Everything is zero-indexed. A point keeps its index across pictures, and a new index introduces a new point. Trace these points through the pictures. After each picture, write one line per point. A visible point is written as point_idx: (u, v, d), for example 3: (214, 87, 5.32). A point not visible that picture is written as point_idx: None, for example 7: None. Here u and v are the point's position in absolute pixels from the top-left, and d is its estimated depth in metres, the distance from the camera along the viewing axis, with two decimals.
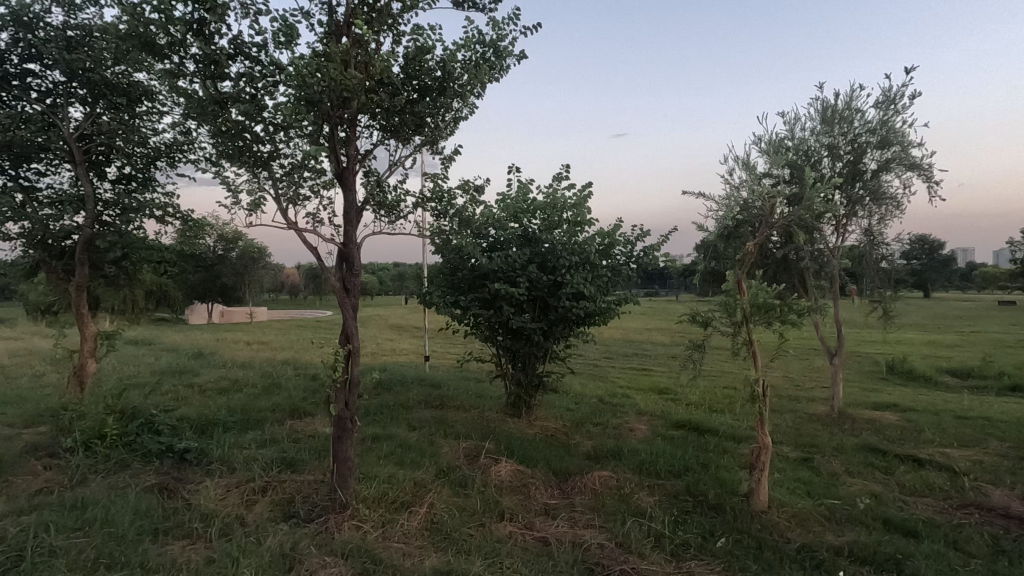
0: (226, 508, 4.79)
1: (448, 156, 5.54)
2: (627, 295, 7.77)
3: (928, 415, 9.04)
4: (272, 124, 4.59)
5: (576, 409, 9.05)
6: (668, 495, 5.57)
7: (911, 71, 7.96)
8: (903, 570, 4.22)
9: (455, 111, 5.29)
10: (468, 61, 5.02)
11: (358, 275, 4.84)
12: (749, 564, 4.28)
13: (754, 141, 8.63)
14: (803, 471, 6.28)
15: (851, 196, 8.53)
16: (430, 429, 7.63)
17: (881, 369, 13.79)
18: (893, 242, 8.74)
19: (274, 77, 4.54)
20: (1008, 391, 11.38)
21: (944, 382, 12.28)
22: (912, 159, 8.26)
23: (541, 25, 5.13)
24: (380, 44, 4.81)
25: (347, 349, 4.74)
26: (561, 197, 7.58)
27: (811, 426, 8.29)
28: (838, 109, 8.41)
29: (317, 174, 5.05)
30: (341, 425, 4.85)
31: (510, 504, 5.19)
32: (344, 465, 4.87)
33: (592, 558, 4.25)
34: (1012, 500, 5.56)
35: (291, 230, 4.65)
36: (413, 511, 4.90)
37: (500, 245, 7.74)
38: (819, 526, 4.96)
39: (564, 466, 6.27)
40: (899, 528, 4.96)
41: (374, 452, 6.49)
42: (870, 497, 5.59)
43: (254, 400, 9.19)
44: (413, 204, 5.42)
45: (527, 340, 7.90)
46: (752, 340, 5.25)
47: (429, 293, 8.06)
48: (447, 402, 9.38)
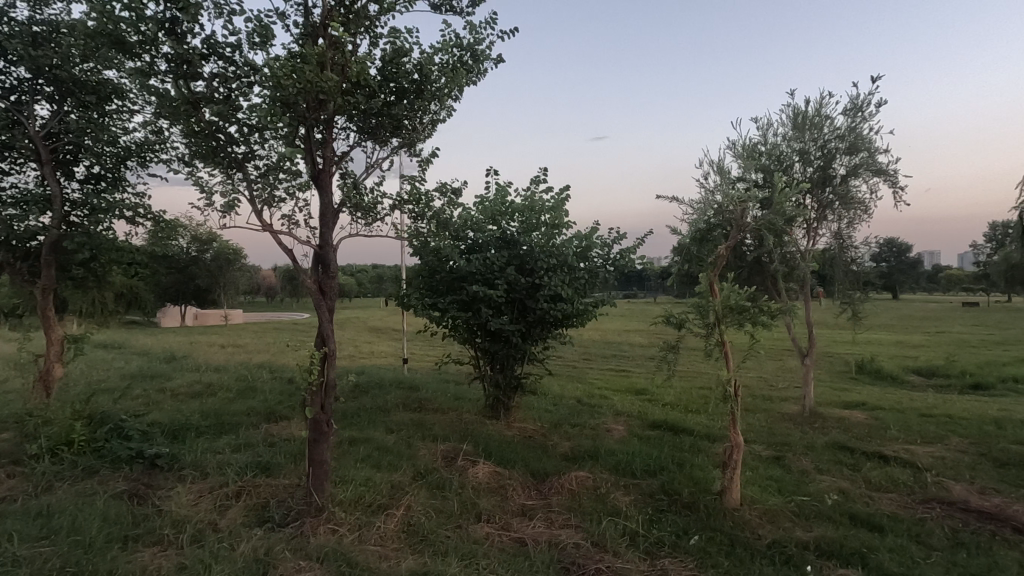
0: (199, 514, 4.73)
1: (425, 159, 5.57)
2: (604, 297, 7.86)
3: (893, 413, 9.35)
4: (247, 124, 4.55)
5: (555, 411, 9.11)
6: (644, 495, 5.65)
7: (878, 79, 8.24)
8: (869, 563, 4.36)
9: (433, 113, 5.33)
10: (446, 63, 5.04)
11: (334, 276, 4.83)
12: (721, 560, 4.38)
13: (728, 146, 8.85)
14: (774, 469, 6.43)
15: (821, 200, 8.78)
16: (408, 432, 7.61)
17: (851, 369, 14.14)
18: (862, 245, 9.01)
19: (248, 77, 4.51)
20: (969, 390, 11.81)
21: (910, 381, 12.67)
22: (879, 164, 8.53)
23: (518, 29, 5.18)
24: (357, 46, 4.80)
25: (323, 351, 4.72)
26: (539, 200, 7.62)
27: (783, 425, 8.49)
28: (809, 115, 8.64)
29: (293, 176, 5.02)
30: (318, 428, 4.81)
31: (487, 505, 5.22)
32: (320, 468, 4.84)
33: (568, 558, 4.30)
34: (971, 494, 5.78)
35: (266, 231, 4.62)
36: (390, 514, 4.90)
37: (478, 247, 7.76)
38: (789, 522, 5.09)
39: (542, 467, 6.31)
40: (866, 523, 5.12)
41: (351, 455, 6.46)
42: (838, 493, 5.75)
43: (228, 404, 9.05)
44: (390, 206, 5.44)
45: (506, 342, 7.93)
46: (724, 341, 5.37)
47: (408, 295, 8.04)
48: (426, 404, 9.37)
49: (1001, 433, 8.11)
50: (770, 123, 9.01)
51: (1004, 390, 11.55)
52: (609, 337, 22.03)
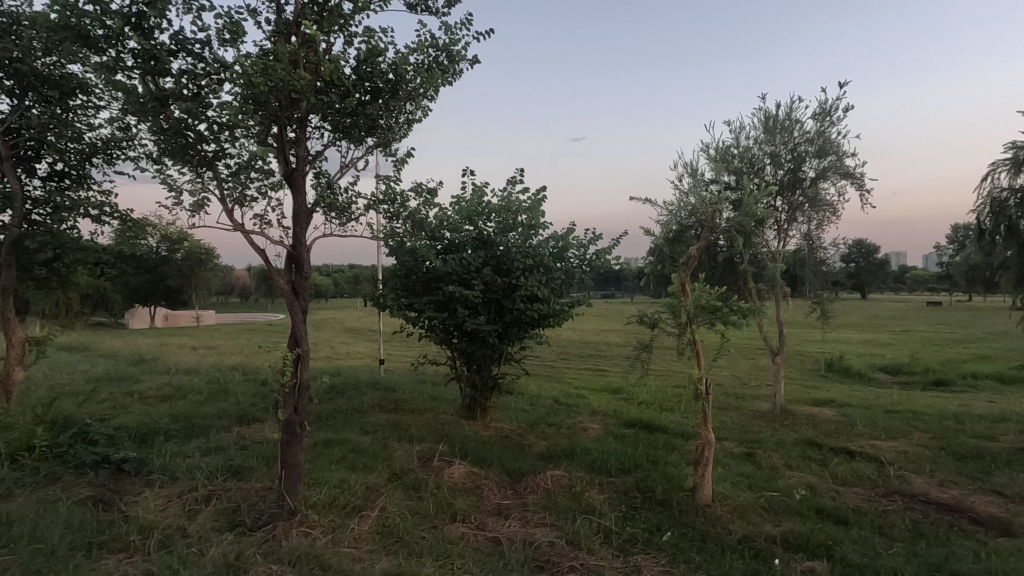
0: (167, 519, 4.64)
1: (401, 159, 5.57)
2: (581, 298, 7.91)
3: (860, 410, 9.65)
4: (217, 122, 4.48)
5: (532, 411, 9.16)
6: (618, 493, 5.72)
7: (845, 85, 8.49)
8: (833, 555, 4.49)
9: (408, 113, 5.33)
10: (421, 64, 5.01)
11: (308, 277, 4.78)
12: (692, 556, 4.47)
13: (702, 149, 9.01)
14: (746, 466, 6.57)
15: (792, 202, 8.99)
16: (384, 433, 7.57)
17: (820, 366, 14.53)
18: (830, 246, 9.26)
19: (218, 75, 4.43)
20: (932, 386, 12.24)
21: (876, 378, 13.08)
22: (846, 167, 8.78)
23: (495, 30, 5.17)
24: (331, 44, 4.77)
25: (296, 352, 4.66)
26: (516, 201, 7.62)
27: (754, 422, 8.68)
28: (779, 119, 8.83)
29: (265, 175, 4.95)
30: (290, 430, 4.75)
31: (463, 505, 5.23)
32: (292, 471, 4.78)
33: (542, 557, 4.34)
34: (931, 487, 5.99)
35: (238, 231, 4.55)
36: (364, 516, 4.87)
37: (454, 248, 7.75)
38: (758, 517, 5.21)
39: (518, 467, 6.35)
40: (832, 517, 5.27)
41: (325, 457, 6.39)
42: (806, 488, 5.91)
43: (200, 407, 8.87)
44: (365, 206, 5.41)
45: (482, 342, 7.94)
46: (696, 341, 5.46)
47: (384, 295, 7.99)
48: (402, 405, 9.32)
49: (960, 427, 8.43)
50: (743, 126, 9.19)
51: (964, 386, 12.00)
52: (587, 337, 22.25)
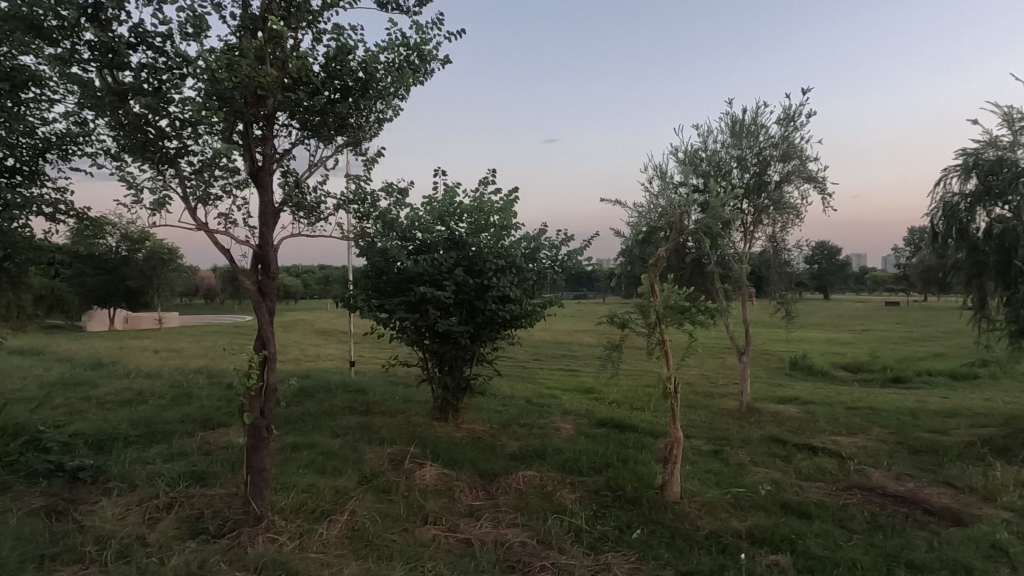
0: (125, 528, 4.48)
1: (371, 158, 5.52)
2: (553, 298, 7.93)
3: (822, 407, 9.95)
4: (179, 118, 4.36)
5: (504, 412, 9.17)
6: (589, 492, 5.76)
7: (808, 92, 8.75)
8: (796, 548, 4.62)
9: (379, 112, 5.29)
10: (391, 62, 4.96)
11: (275, 277, 4.69)
12: (661, 552, 4.54)
13: (671, 152, 9.17)
14: (713, 463, 6.70)
15: (757, 205, 9.22)
16: (355, 435, 7.47)
17: (785, 365, 14.94)
18: (794, 248, 9.53)
19: (180, 69, 4.31)
20: (890, 383, 12.71)
21: (838, 375, 13.52)
22: (809, 172, 9.05)
23: (466, 30, 5.15)
24: (298, 41, 4.69)
25: (262, 355, 4.55)
26: (488, 202, 7.61)
27: (722, 420, 8.87)
28: (746, 124, 9.05)
29: (230, 173, 4.84)
30: (257, 434, 4.65)
31: (435, 507, 5.20)
32: (258, 476, 4.68)
33: (514, 557, 4.35)
34: (889, 481, 6.22)
35: (201, 230, 4.45)
36: (333, 520, 4.80)
37: (426, 248, 7.71)
38: (725, 513, 5.32)
39: (490, 467, 6.35)
40: (795, 511, 5.42)
41: (293, 461, 6.27)
42: (771, 483, 6.06)
43: (162, 412, 8.60)
44: (334, 205, 5.34)
45: (454, 343, 7.91)
46: (664, 340, 5.55)
47: (354, 296, 7.89)
48: (373, 407, 9.22)
49: (915, 422, 8.78)
50: (710, 130, 9.38)
51: (920, 382, 12.51)
52: (559, 338, 22.37)
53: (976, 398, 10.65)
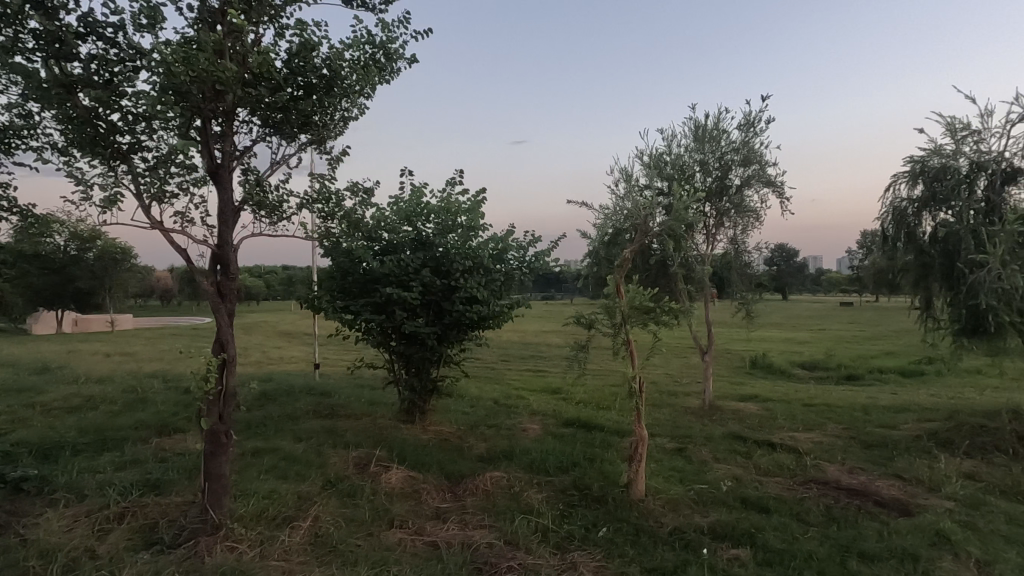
0: (73, 541, 4.28)
1: (336, 157, 5.44)
2: (521, 299, 7.93)
3: (781, 404, 10.27)
4: (132, 112, 4.20)
5: (472, 413, 9.13)
6: (556, 491, 5.80)
7: (767, 99, 9.02)
8: (756, 541, 4.75)
9: (344, 110, 5.21)
10: (357, 60, 4.89)
11: (234, 278, 4.55)
12: (627, 549, 4.60)
13: (636, 155, 9.31)
14: (677, 460, 6.84)
15: (719, 208, 9.46)
16: (318, 439, 7.32)
17: (746, 364, 15.35)
18: (754, 251, 9.80)
19: (134, 62, 4.15)
20: (844, 380, 13.21)
21: (796, 374, 13.96)
22: (768, 176, 9.33)
23: (433, 30, 5.12)
24: (259, 35, 4.57)
25: (221, 357, 4.41)
26: (455, 202, 7.57)
27: (685, 418, 9.05)
28: (708, 129, 9.26)
29: (187, 170, 4.69)
30: (215, 440, 4.51)
31: (401, 511, 5.14)
32: (217, 483, 4.54)
33: (480, 558, 4.34)
34: (843, 474, 6.47)
35: (156, 229, 4.29)
36: (296, 526, 4.69)
37: (392, 249, 7.62)
38: (688, 509, 5.43)
39: (456, 469, 6.31)
40: (755, 506, 5.57)
41: (254, 467, 6.10)
42: (732, 480, 6.22)
43: (113, 418, 8.24)
44: (297, 205, 5.23)
45: (421, 345, 7.84)
46: (629, 340, 5.62)
47: (318, 297, 7.74)
48: (338, 410, 9.05)
49: (868, 418, 9.15)
50: (674, 134, 9.56)
51: (871, 379, 13.04)
52: (527, 338, 22.43)
53: (923, 394, 11.16)
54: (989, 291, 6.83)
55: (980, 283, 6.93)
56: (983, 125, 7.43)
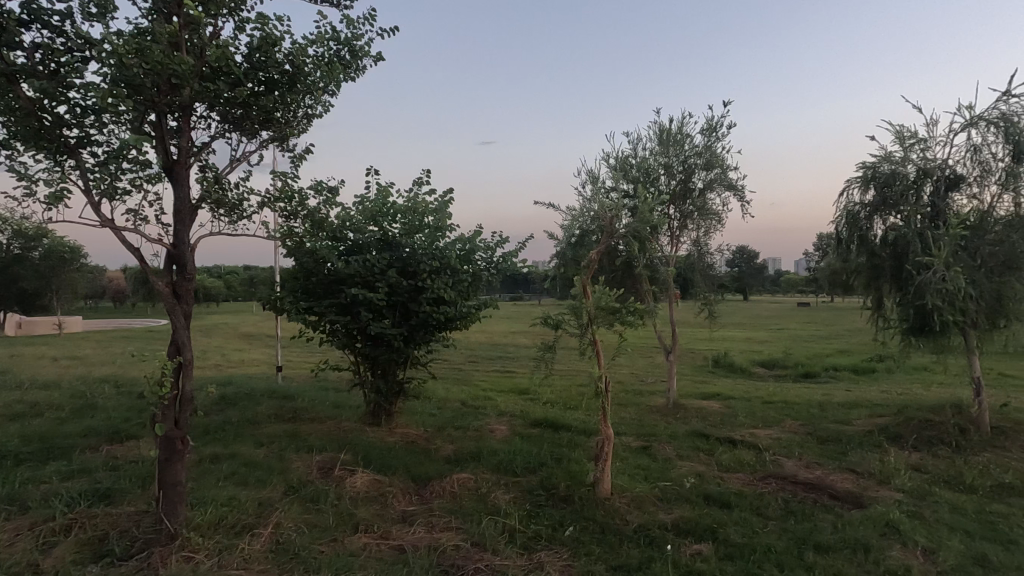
0: (14, 557, 4.06)
1: (299, 155, 5.34)
2: (488, 300, 7.91)
3: (742, 402, 10.55)
4: (81, 105, 4.02)
5: (439, 415, 9.06)
6: (523, 492, 5.81)
7: (728, 105, 9.25)
8: (718, 536, 4.86)
9: (307, 107, 5.11)
10: (321, 57, 4.79)
11: (191, 279, 4.40)
12: (593, 548, 4.64)
13: (603, 158, 9.43)
14: (642, 458, 6.94)
15: (683, 211, 9.66)
16: (281, 444, 7.14)
17: (709, 363, 15.73)
18: (716, 252, 10.04)
19: (83, 52, 3.97)
20: (802, 378, 13.66)
21: (756, 372, 14.38)
22: (730, 180, 9.57)
23: (399, 28, 5.09)
24: (218, 29, 4.44)
25: (177, 361, 4.26)
26: (423, 202, 7.50)
27: (650, 417, 9.20)
28: (672, 133, 9.44)
29: (140, 167, 4.51)
30: (170, 447, 4.34)
31: (366, 516, 5.05)
32: (172, 491, 4.37)
33: (447, 561, 4.31)
34: (800, 469, 6.68)
35: (106, 227, 4.11)
36: (256, 534, 4.55)
37: (358, 249, 7.50)
38: (653, 506, 5.52)
39: (424, 472, 6.25)
40: (717, 501, 5.70)
41: (212, 474, 5.91)
42: (695, 476, 6.35)
43: (60, 426, 7.86)
44: (258, 203, 5.11)
45: (387, 346, 7.72)
46: (596, 340, 5.67)
47: (281, 298, 7.55)
48: (302, 414, 8.86)
49: (823, 414, 9.49)
50: (640, 138, 9.70)
51: (827, 377, 13.53)
52: (495, 339, 22.40)
53: (875, 391, 11.64)
54: (935, 291, 7.16)
55: (927, 283, 7.26)
56: (929, 133, 7.80)
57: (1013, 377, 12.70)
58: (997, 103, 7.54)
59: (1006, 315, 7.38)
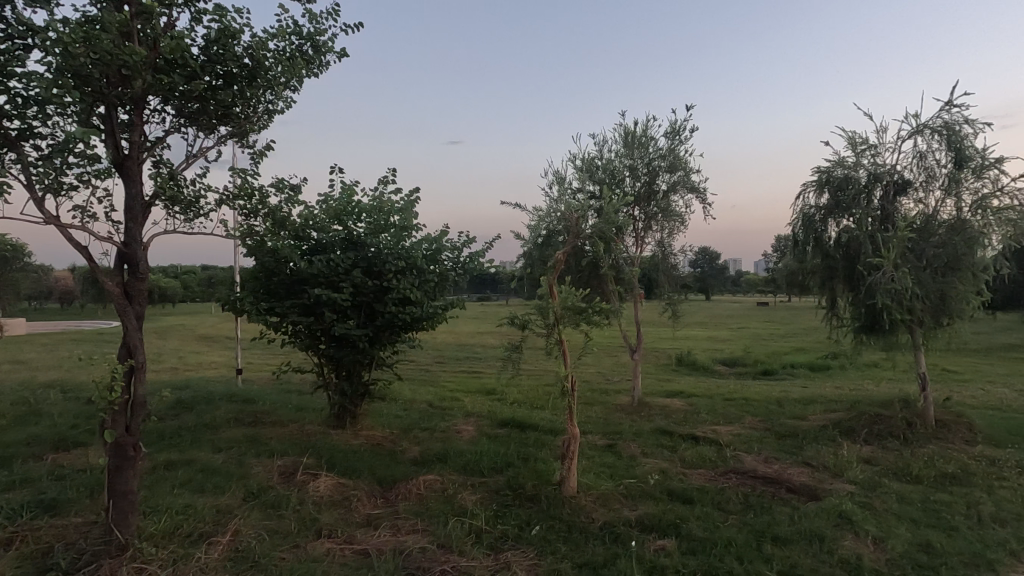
0: None
1: (259, 152, 5.20)
2: (455, 301, 7.85)
3: (704, 399, 10.81)
4: (23, 95, 3.81)
5: (405, 416, 8.97)
6: (490, 492, 5.80)
7: (691, 109, 9.44)
8: (681, 531, 4.96)
9: (268, 102, 4.98)
10: (282, 51, 4.68)
11: (144, 279, 4.22)
12: (559, 546, 4.67)
13: (570, 159, 9.53)
14: (608, 456, 7.03)
15: (647, 213, 9.82)
16: (240, 449, 6.94)
17: (673, 361, 16.05)
18: (680, 254, 10.25)
19: (24, 39, 3.77)
20: (761, 375, 14.09)
21: (718, 370, 14.75)
22: (693, 183, 9.78)
23: (364, 24, 5.03)
24: (173, 19, 4.28)
25: (128, 365, 4.08)
26: (388, 201, 7.41)
27: (615, 415, 9.34)
28: (637, 135, 9.58)
29: (89, 161, 4.31)
30: (121, 454, 4.16)
31: (329, 520, 4.95)
32: (123, 500, 4.19)
33: (412, 563, 4.26)
34: (759, 464, 6.89)
35: (50, 224, 3.92)
36: (213, 542, 4.40)
37: (321, 248, 7.35)
38: (618, 503, 5.59)
39: (389, 474, 6.17)
40: (680, 497, 5.82)
41: (167, 481, 5.68)
42: (659, 473, 6.47)
43: (1, 434, 7.43)
44: (216, 201, 4.96)
45: (352, 347, 7.59)
46: (563, 340, 5.71)
47: (240, 298, 7.33)
48: (262, 417, 8.62)
49: (780, 410, 9.81)
50: (605, 140, 9.82)
51: (785, 374, 13.98)
52: (462, 339, 22.32)
53: (829, 387, 12.10)
54: (885, 291, 7.49)
55: (877, 284, 7.58)
56: (879, 140, 8.15)
57: (955, 372, 13.40)
58: (941, 112, 7.94)
59: (949, 314, 7.77)
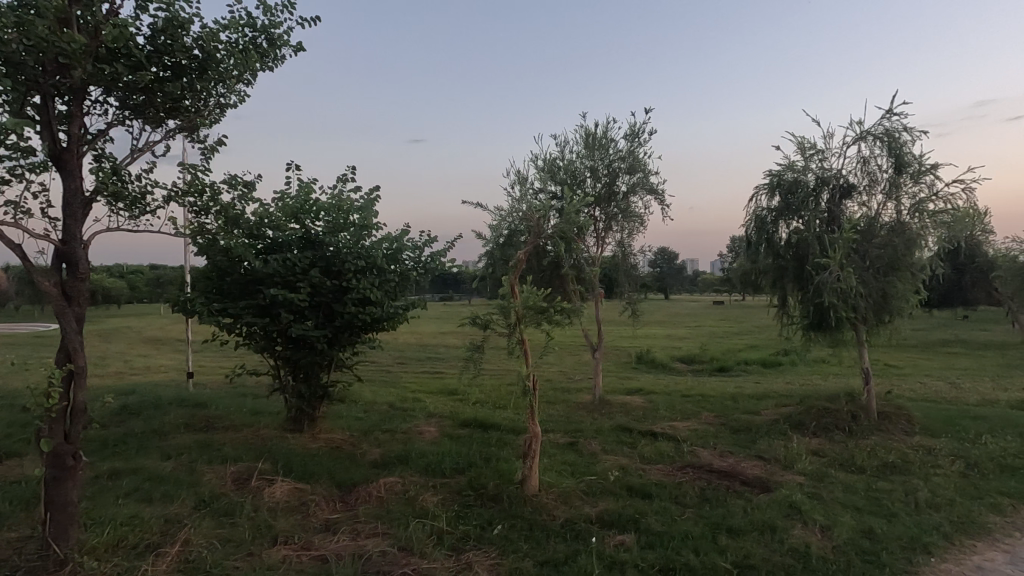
0: None
1: (210, 147, 5.02)
2: (416, 301, 7.76)
3: (663, 396, 11.06)
4: None
5: (366, 418, 8.83)
6: (452, 493, 5.76)
7: (649, 112, 9.64)
8: (639, 526, 5.05)
9: (220, 95, 4.81)
10: (234, 43, 4.52)
11: (84, 278, 4.00)
12: (521, 545, 4.69)
13: (532, 159, 9.59)
14: (569, 454, 7.10)
15: (608, 213, 9.96)
16: (190, 455, 6.68)
17: (632, 359, 16.34)
18: (639, 254, 10.45)
19: None
20: (717, 372, 14.51)
21: (676, 367, 15.11)
22: (652, 184, 9.98)
23: (320, 17, 4.92)
24: (116, 7, 4.08)
25: (67, 369, 3.85)
26: (347, 200, 7.27)
27: (577, 413, 9.45)
28: (597, 137, 9.71)
29: (22, 154, 4.06)
30: (59, 464, 3.94)
31: (285, 526, 4.82)
32: (61, 512, 3.97)
33: (372, 567, 4.20)
34: (714, 458, 7.09)
35: None
36: (160, 553, 4.22)
37: (278, 247, 7.15)
38: (579, 501, 5.65)
39: (348, 478, 6.05)
40: (639, 492, 5.93)
41: (110, 492, 5.41)
42: (619, 469, 6.57)
43: None
44: (163, 197, 4.76)
45: (310, 349, 7.40)
46: (524, 340, 5.72)
47: (191, 299, 7.05)
48: (215, 422, 8.32)
49: (734, 405, 10.13)
50: (566, 141, 9.92)
51: (739, 370, 14.44)
52: (424, 340, 22.14)
53: (780, 383, 12.57)
54: (831, 290, 7.84)
55: (825, 283, 7.92)
56: (826, 145, 8.51)
57: (896, 367, 14.12)
58: (882, 120, 8.35)
59: (890, 311, 8.17)
